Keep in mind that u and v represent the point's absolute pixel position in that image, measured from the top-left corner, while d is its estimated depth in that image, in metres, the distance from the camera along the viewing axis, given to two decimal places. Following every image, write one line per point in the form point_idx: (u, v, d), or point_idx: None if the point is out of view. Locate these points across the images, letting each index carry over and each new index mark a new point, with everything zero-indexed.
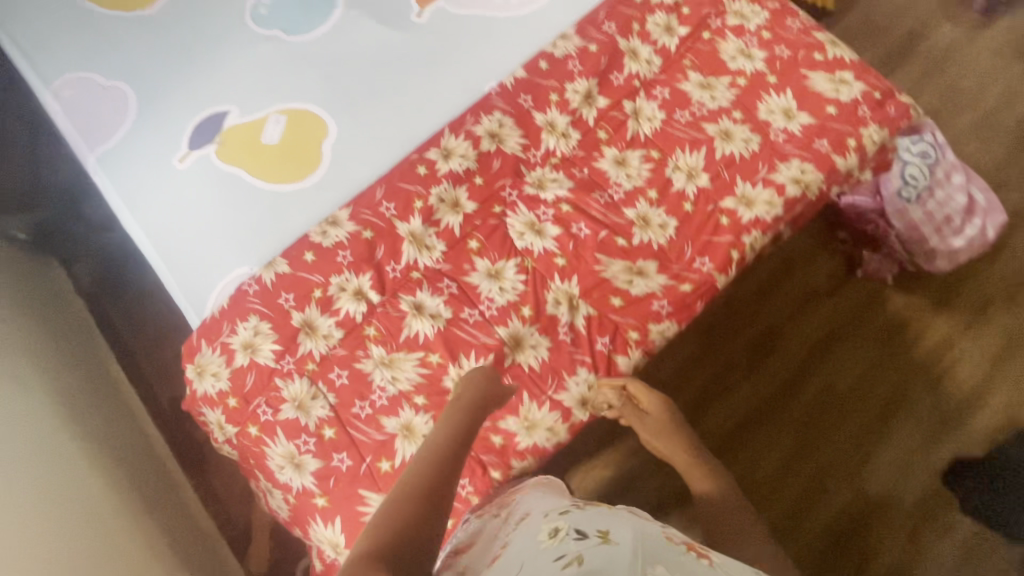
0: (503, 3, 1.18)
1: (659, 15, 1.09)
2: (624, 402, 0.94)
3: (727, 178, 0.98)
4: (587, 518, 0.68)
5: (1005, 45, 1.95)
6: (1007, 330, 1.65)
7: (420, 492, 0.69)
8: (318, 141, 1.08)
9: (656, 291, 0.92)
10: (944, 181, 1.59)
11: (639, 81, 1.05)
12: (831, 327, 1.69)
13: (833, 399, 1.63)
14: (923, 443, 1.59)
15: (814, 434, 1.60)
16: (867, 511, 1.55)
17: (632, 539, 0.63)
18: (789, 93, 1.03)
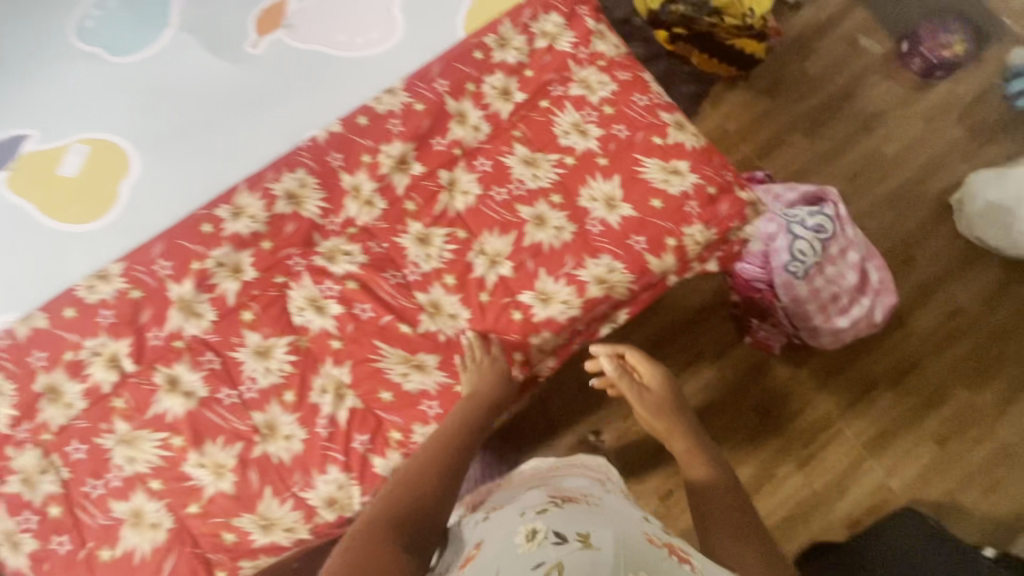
0: (347, 42, 1.10)
1: (498, 76, 1.01)
2: (620, 371, 1.02)
3: (531, 269, 0.91)
4: (565, 520, 0.67)
5: (941, 110, 1.85)
6: (887, 415, 1.61)
7: (414, 483, 0.72)
8: (117, 178, 1.01)
9: (430, 389, 0.86)
10: (837, 257, 1.51)
11: (461, 149, 0.97)
12: (713, 391, 1.64)
13: None
14: (786, 520, 1.56)
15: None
16: None
17: (613, 543, 0.62)
18: (616, 180, 0.95)
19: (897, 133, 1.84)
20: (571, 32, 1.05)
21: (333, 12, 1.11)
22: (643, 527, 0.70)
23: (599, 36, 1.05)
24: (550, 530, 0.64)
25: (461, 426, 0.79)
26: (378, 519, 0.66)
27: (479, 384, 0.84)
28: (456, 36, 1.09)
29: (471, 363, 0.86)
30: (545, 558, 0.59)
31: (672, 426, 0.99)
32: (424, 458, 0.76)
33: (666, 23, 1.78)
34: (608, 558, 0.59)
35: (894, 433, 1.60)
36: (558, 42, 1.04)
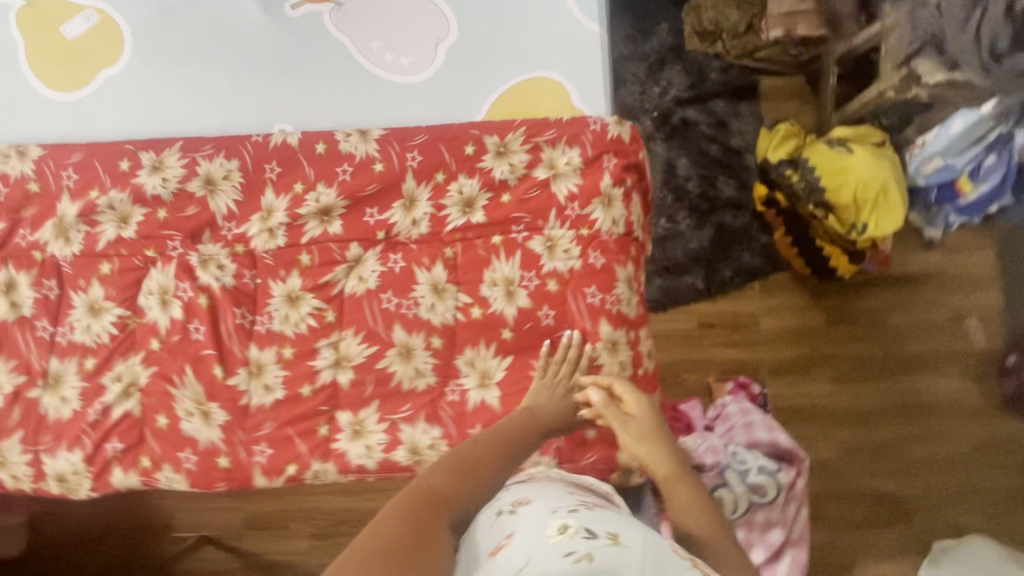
0: (377, 53, 1.00)
1: (472, 184, 0.90)
2: (606, 398, 0.82)
3: (365, 393, 0.84)
4: (598, 518, 0.61)
5: (995, 446, 1.55)
6: None
7: (489, 466, 0.66)
8: (99, 64, 0.99)
9: (199, 441, 0.83)
10: (755, 528, 1.23)
11: (386, 234, 0.88)
12: None
13: None
14: None
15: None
16: None
17: (645, 545, 0.55)
18: (504, 362, 0.85)
19: (944, 444, 1.56)
20: (577, 180, 0.91)
21: (384, 15, 1.01)
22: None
23: (603, 202, 0.90)
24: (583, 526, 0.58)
25: (529, 435, 0.75)
26: (454, 488, 0.60)
27: (546, 404, 0.81)
28: (472, 114, 0.99)
29: (547, 375, 0.83)
30: (576, 548, 0.54)
31: (654, 451, 0.79)
32: (502, 445, 0.71)
33: (772, 182, 1.54)
34: (636, 557, 0.53)
35: None
36: (556, 183, 0.90)
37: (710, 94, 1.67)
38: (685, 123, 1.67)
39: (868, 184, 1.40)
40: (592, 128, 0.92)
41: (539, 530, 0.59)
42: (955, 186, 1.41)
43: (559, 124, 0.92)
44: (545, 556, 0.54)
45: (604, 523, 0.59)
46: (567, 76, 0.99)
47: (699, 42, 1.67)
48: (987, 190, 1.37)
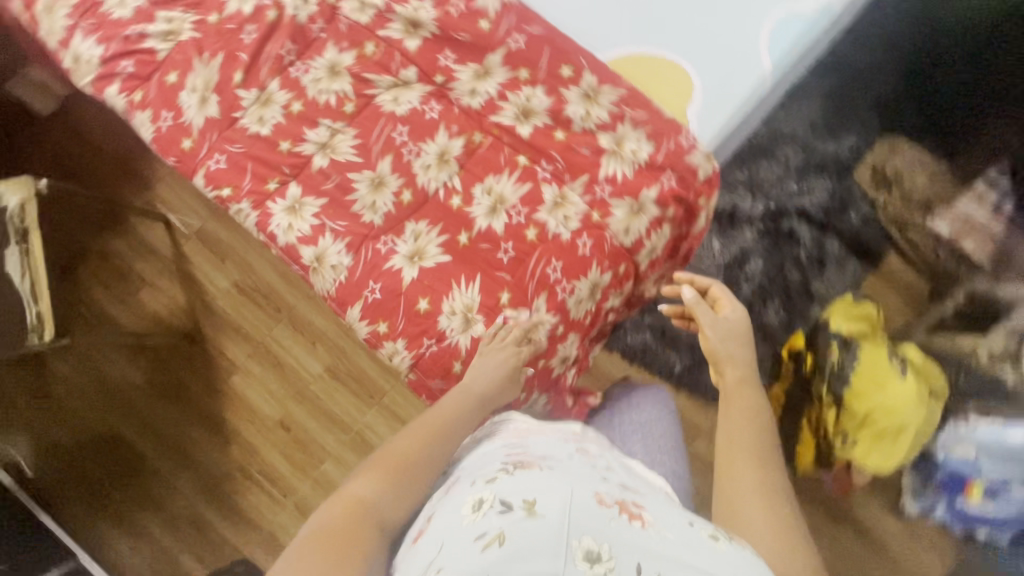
0: None
1: (544, 101, 0.86)
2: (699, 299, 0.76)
3: (321, 185, 0.85)
4: (516, 479, 0.52)
5: None
6: None
7: (427, 462, 0.62)
8: None
9: (184, 114, 0.88)
10: None
11: (442, 82, 0.87)
12: (344, 463, 1.57)
13: (251, 448, 1.59)
14: (207, 520, 1.58)
15: (246, 425, 1.59)
16: (129, 455, 1.60)
17: (566, 509, 0.47)
18: (440, 255, 0.84)
19: None
20: (628, 172, 0.86)
21: None
22: (604, 482, 0.55)
23: (633, 207, 0.86)
24: (497, 496, 0.50)
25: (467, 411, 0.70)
26: (379, 493, 0.57)
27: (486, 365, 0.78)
28: (599, 52, 0.94)
29: (491, 346, 0.80)
30: (487, 529, 0.46)
31: (741, 356, 0.73)
32: (436, 428, 0.66)
33: (811, 343, 1.29)
34: (555, 528, 0.46)
35: None
36: (609, 159, 0.86)
37: (834, 230, 1.47)
38: (789, 233, 1.48)
39: (887, 411, 1.19)
40: (680, 144, 0.86)
41: (454, 512, 0.51)
42: (965, 485, 1.14)
43: (655, 115, 0.87)
44: (456, 546, 0.46)
45: (520, 487, 0.50)
46: (706, 88, 0.92)
47: (869, 178, 1.47)
48: (997, 512, 1.10)
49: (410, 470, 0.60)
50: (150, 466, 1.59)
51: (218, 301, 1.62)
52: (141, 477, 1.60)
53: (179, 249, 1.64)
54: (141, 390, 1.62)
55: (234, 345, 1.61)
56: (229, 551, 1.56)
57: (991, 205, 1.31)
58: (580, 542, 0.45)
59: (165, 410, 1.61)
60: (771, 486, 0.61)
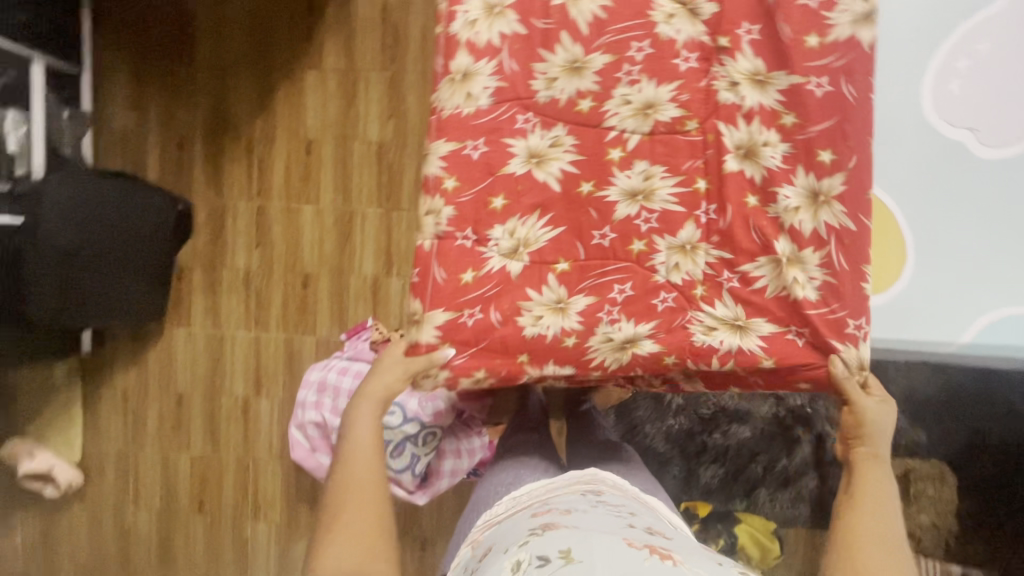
0: (954, 79, 0.77)
1: (773, 160, 0.72)
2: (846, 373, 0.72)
3: (533, 17, 0.73)
4: (547, 540, 0.63)
5: None
6: (224, 343, 1.62)
7: (374, 498, 0.75)
8: None
9: None
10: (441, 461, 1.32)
11: (721, 48, 0.72)
12: (325, 219, 1.57)
13: (275, 135, 1.57)
14: (196, 146, 1.59)
15: (282, 114, 1.56)
16: (187, 38, 1.56)
17: (598, 553, 0.59)
18: (554, 181, 0.74)
19: None
20: (767, 289, 0.73)
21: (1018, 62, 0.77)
22: (631, 533, 0.65)
23: (737, 320, 0.74)
24: (534, 555, 0.61)
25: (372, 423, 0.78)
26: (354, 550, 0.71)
27: (383, 377, 0.77)
28: None
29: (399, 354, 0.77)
30: None
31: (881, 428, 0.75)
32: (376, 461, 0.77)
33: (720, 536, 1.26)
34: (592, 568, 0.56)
35: (213, 341, 1.63)
36: (765, 262, 0.73)
37: (821, 472, 1.51)
38: (793, 439, 1.50)
39: None
40: (845, 322, 0.72)
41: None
42: None
43: (853, 275, 0.72)
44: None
45: (554, 542, 0.62)
46: (895, 299, 0.80)
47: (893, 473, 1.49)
48: None
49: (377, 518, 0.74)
50: (194, 63, 1.56)
51: (359, 5, 1.51)
52: (178, 64, 1.57)
53: None
54: (239, 3, 1.54)
55: (336, 47, 1.53)
56: (187, 185, 1.60)
57: None
58: None
59: (242, 36, 1.55)
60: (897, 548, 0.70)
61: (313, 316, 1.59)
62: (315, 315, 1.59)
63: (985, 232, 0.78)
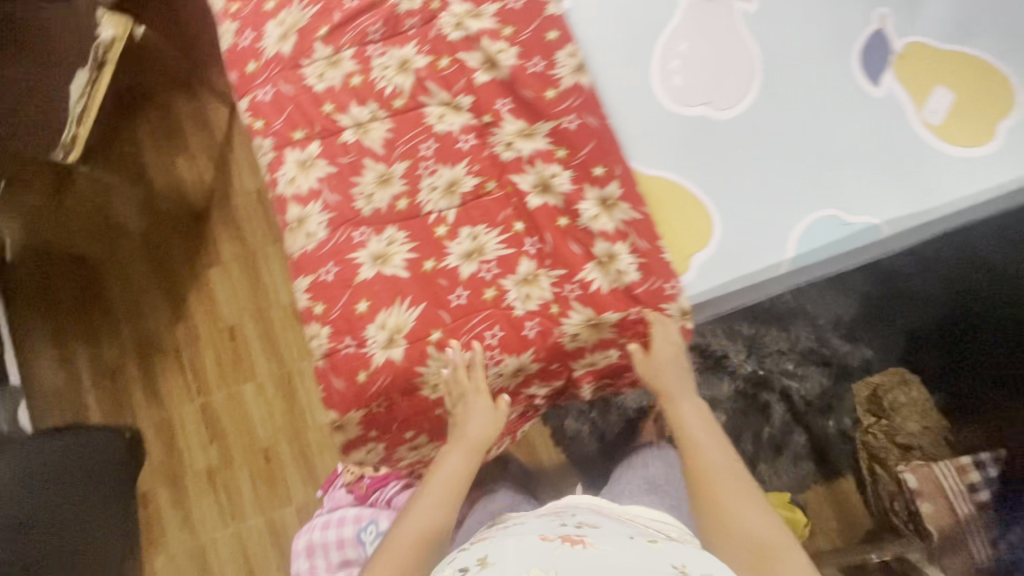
0: (675, 75, 0.97)
1: (565, 185, 0.88)
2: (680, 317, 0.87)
3: (339, 157, 0.89)
4: (471, 549, 0.73)
5: None
6: (207, 551, 1.58)
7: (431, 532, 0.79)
8: None
9: (264, 42, 0.94)
10: None
11: (489, 122, 0.90)
12: (267, 390, 1.63)
13: (199, 335, 1.67)
14: (129, 375, 1.67)
15: (199, 313, 1.68)
16: (96, 286, 1.70)
17: (510, 553, 0.68)
18: (403, 270, 0.86)
19: None
20: (603, 286, 0.86)
21: (713, 46, 0.99)
22: (548, 530, 0.76)
23: (591, 320, 0.86)
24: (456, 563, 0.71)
25: (461, 472, 0.85)
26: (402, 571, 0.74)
27: (478, 427, 0.86)
28: (644, 164, 0.94)
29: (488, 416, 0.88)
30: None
31: (677, 373, 0.90)
32: (448, 495, 0.83)
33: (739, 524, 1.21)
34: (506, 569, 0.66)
35: (196, 553, 1.58)
36: (593, 266, 0.86)
37: (804, 425, 1.55)
38: (762, 406, 1.55)
39: None
40: (662, 287, 0.86)
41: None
42: None
43: (656, 250, 0.87)
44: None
45: (473, 551, 0.71)
46: (723, 247, 0.92)
47: (864, 397, 1.52)
48: None
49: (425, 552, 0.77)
50: (109, 304, 1.69)
51: (236, 199, 1.71)
52: (93, 311, 1.69)
53: (229, 139, 1.73)
54: (133, 237, 1.71)
55: (230, 241, 1.70)
56: (130, 413, 1.65)
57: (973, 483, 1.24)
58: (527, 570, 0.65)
59: (146, 265, 1.70)
60: (727, 467, 0.85)
61: (285, 485, 1.59)
62: (287, 484, 1.59)
63: (759, 169, 0.95)
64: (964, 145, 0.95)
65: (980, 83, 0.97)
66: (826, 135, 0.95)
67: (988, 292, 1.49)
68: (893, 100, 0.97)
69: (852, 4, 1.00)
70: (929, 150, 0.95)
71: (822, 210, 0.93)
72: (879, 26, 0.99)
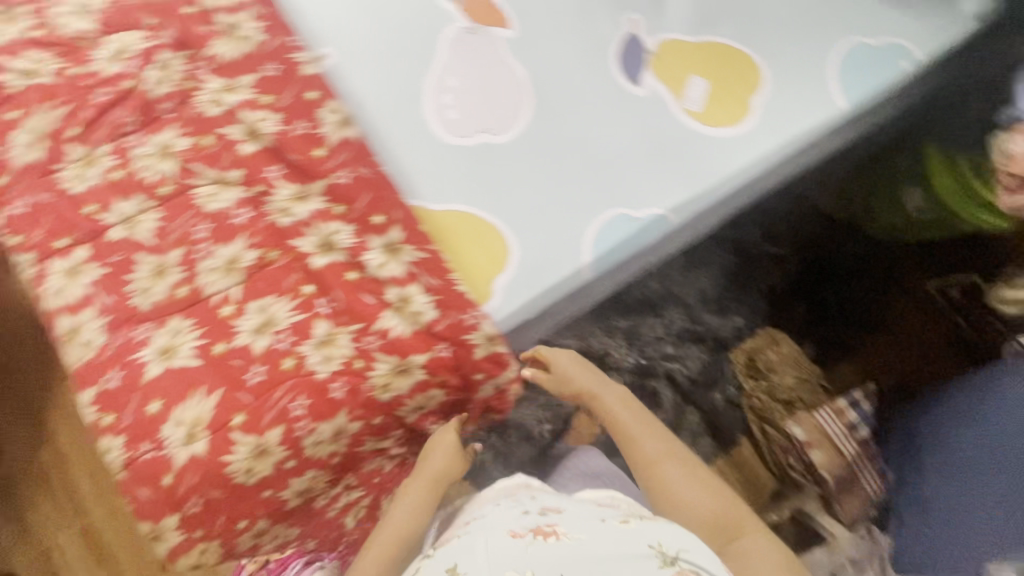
0: (448, 108, 0.99)
1: (348, 239, 0.88)
2: (488, 340, 0.89)
3: (108, 255, 0.86)
4: (438, 560, 0.67)
5: None
6: None
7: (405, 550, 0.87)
8: None
9: (8, 150, 0.89)
10: None
11: (262, 191, 0.89)
12: None
13: (65, 454, 1.56)
14: None
15: (64, 430, 1.57)
16: None
17: (481, 560, 0.64)
18: (194, 359, 0.83)
19: None
20: (404, 331, 0.86)
21: (480, 74, 1.01)
22: (514, 520, 0.70)
23: (398, 367, 0.86)
24: None
25: (427, 503, 0.90)
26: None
27: (437, 457, 0.92)
28: (430, 200, 0.94)
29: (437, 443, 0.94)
30: None
31: (596, 385, 1.00)
32: (409, 520, 0.88)
33: None
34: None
35: None
36: (390, 313, 0.86)
37: (694, 403, 1.60)
38: (653, 394, 1.58)
39: None
40: (462, 319, 0.87)
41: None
42: None
43: (448, 285, 0.88)
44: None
45: (441, 561, 0.67)
46: (522, 266, 0.94)
47: (742, 364, 1.61)
48: None
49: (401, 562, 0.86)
50: None
51: None
52: None
53: None
54: None
55: None
56: None
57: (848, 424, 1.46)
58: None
59: None
60: (667, 457, 0.92)
61: None
62: None
63: (543, 184, 0.98)
64: (726, 127, 1.01)
65: (730, 66, 1.04)
66: (601, 140, 1.00)
67: (824, 245, 1.68)
68: (657, 95, 1.02)
69: (603, 15, 1.06)
70: (696, 136, 1.01)
71: (608, 211, 0.98)
72: (630, 30, 1.05)
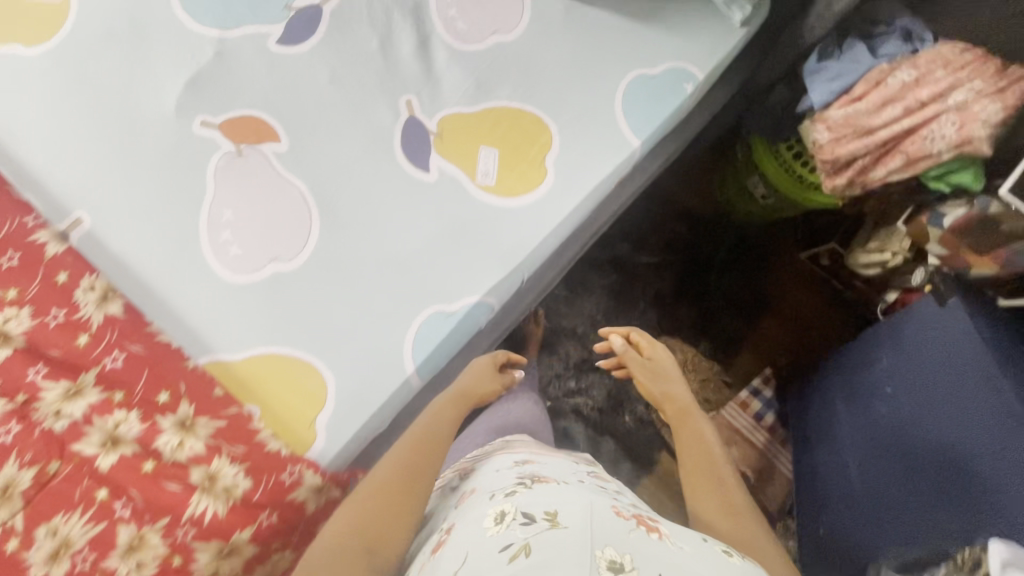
0: (229, 245, 0.93)
1: (134, 428, 0.80)
2: (315, 488, 0.83)
3: None
4: (534, 495, 0.67)
5: None
6: None
7: (426, 475, 0.80)
8: (24, 77, 0.96)
9: None
10: None
11: (28, 400, 0.80)
12: None
13: None
14: None
15: None
16: None
17: (584, 517, 0.62)
18: None
19: None
20: (219, 510, 0.79)
21: (258, 199, 0.95)
22: (617, 503, 0.70)
23: (222, 550, 0.78)
24: (521, 511, 0.64)
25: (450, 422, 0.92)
26: (376, 527, 0.72)
27: (467, 377, 1.02)
28: (230, 351, 0.89)
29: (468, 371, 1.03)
30: (513, 539, 0.59)
31: (676, 390, 1.08)
32: (422, 452, 0.83)
33: None
34: (575, 536, 0.59)
35: None
36: (199, 496, 0.79)
37: (608, 431, 1.57)
38: (564, 434, 1.55)
39: None
40: (280, 479, 0.81)
41: (478, 525, 0.65)
42: None
43: (256, 447, 0.82)
44: (485, 548, 0.59)
45: (539, 501, 0.66)
46: (343, 394, 0.89)
47: None
48: None
49: (419, 495, 0.78)
50: None
51: None
52: None
53: None
54: None
55: None
56: None
57: (758, 413, 1.56)
58: (610, 553, 0.58)
59: None
60: (730, 492, 0.85)
61: None
62: None
63: (350, 301, 0.93)
64: (524, 194, 0.99)
65: (516, 129, 1.01)
66: (398, 239, 0.96)
67: (698, 241, 1.69)
68: (450, 177, 0.99)
69: (377, 103, 1.01)
70: (495, 211, 0.99)
71: (421, 313, 0.93)
72: (408, 113, 1.01)
